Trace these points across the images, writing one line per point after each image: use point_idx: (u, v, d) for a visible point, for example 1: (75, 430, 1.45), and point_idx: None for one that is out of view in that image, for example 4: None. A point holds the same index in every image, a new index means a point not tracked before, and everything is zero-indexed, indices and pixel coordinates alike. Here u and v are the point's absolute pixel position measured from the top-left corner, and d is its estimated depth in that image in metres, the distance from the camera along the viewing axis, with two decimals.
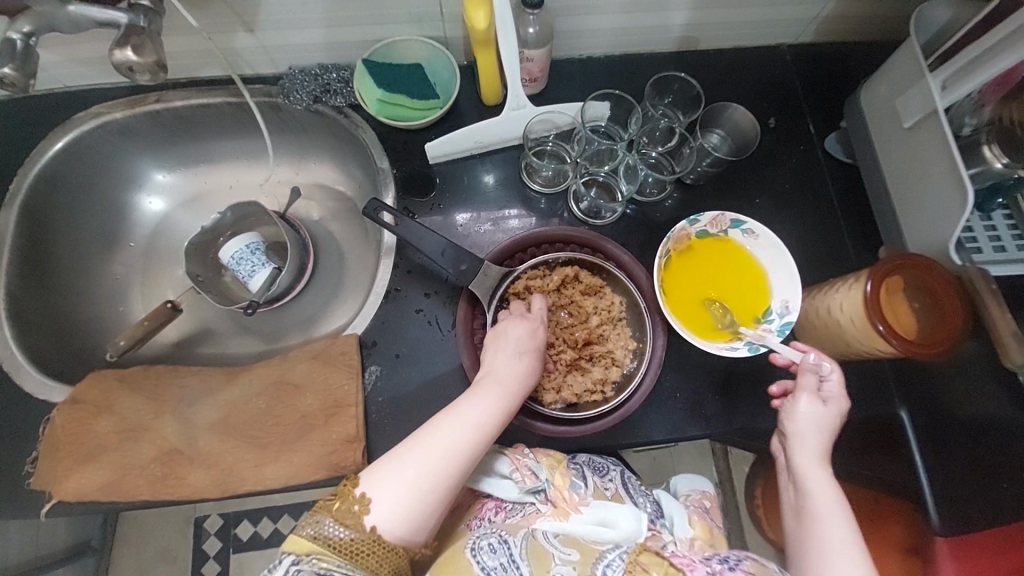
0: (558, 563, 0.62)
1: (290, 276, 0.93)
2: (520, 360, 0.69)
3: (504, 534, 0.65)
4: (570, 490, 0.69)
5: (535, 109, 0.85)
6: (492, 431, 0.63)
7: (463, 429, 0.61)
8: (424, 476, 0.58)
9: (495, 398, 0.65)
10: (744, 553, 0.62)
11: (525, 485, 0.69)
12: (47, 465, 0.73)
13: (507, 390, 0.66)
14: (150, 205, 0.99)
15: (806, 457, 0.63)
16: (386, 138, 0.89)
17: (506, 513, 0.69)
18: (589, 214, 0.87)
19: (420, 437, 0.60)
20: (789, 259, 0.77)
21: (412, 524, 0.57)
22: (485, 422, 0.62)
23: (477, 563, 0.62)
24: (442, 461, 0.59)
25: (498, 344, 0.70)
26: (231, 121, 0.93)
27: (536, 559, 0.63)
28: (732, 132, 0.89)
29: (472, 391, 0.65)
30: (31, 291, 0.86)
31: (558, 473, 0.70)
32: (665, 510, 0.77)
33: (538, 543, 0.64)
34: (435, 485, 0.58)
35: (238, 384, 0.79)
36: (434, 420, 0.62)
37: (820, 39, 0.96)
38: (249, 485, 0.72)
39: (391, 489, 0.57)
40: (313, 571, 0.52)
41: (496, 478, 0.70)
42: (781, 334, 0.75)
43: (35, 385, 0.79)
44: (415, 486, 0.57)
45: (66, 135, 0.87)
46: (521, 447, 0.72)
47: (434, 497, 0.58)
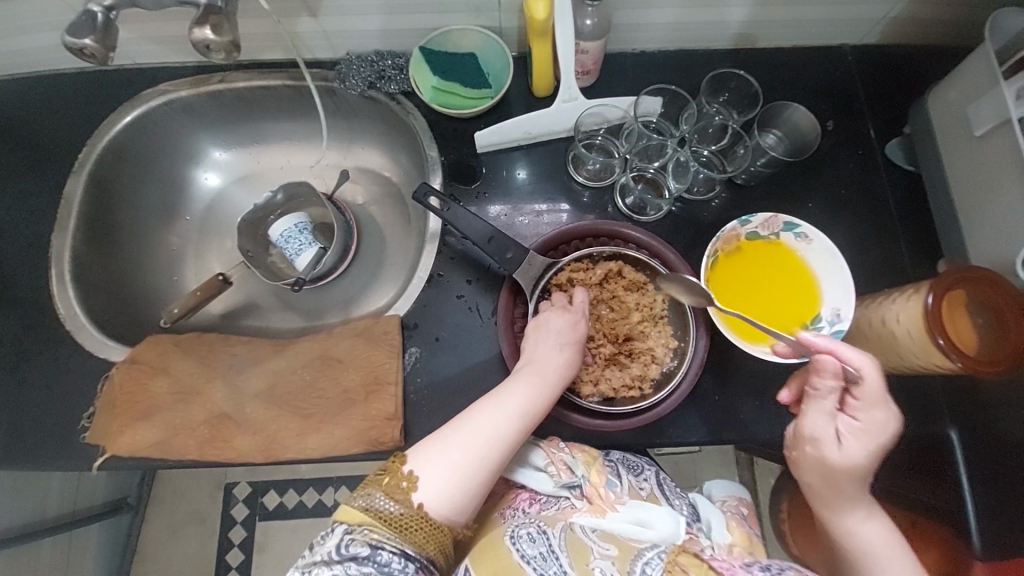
0: (597, 557, 0.62)
1: (334, 256, 0.96)
2: (561, 350, 0.69)
3: (543, 525, 0.66)
4: (605, 488, 0.70)
5: (587, 102, 0.84)
6: (534, 418, 0.64)
7: (506, 415, 0.62)
8: (469, 458, 0.59)
9: (538, 386, 0.65)
10: (786, 562, 0.60)
11: (560, 479, 0.69)
12: (105, 419, 0.78)
13: (550, 379, 0.66)
14: (206, 181, 1.03)
15: (828, 508, 0.61)
16: (436, 125, 0.90)
17: (541, 505, 0.70)
18: (634, 210, 0.86)
19: (466, 420, 0.61)
20: (844, 266, 0.74)
21: (456, 503, 0.58)
22: (529, 409, 0.63)
23: (516, 550, 0.62)
24: (487, 445, 0.60)
25: (540, 334, 0.70)
26: (287, 103, 0.96)
27: (574, 552, 0.63)
28: (787, 133, 0.87)
29: (515, 378, 0.66)
30: (95, 256, 0.91)
31: (594, 470, 0.71)
32: (701, 514, 0.75)
33: (576, 536, 0.65)
34: (480, 467, 0.59)
35: (283, 356, 0.81)
36: (478, 403, 0.63)
37: (886, 40, 0.92)
38: (290, 454, 0.74)
39: (438, 469, 0.58)
40: (364, 541, 0.54)
41: (531, 469, 0.70)
42: (831, 343, 0.73)
43: (96, 344, 0.83)
44: (462, 468, 0.58)
45: (135, 110, 0.92)
46: (555, 441, 0.72)
47: (479, 479, 0.59)
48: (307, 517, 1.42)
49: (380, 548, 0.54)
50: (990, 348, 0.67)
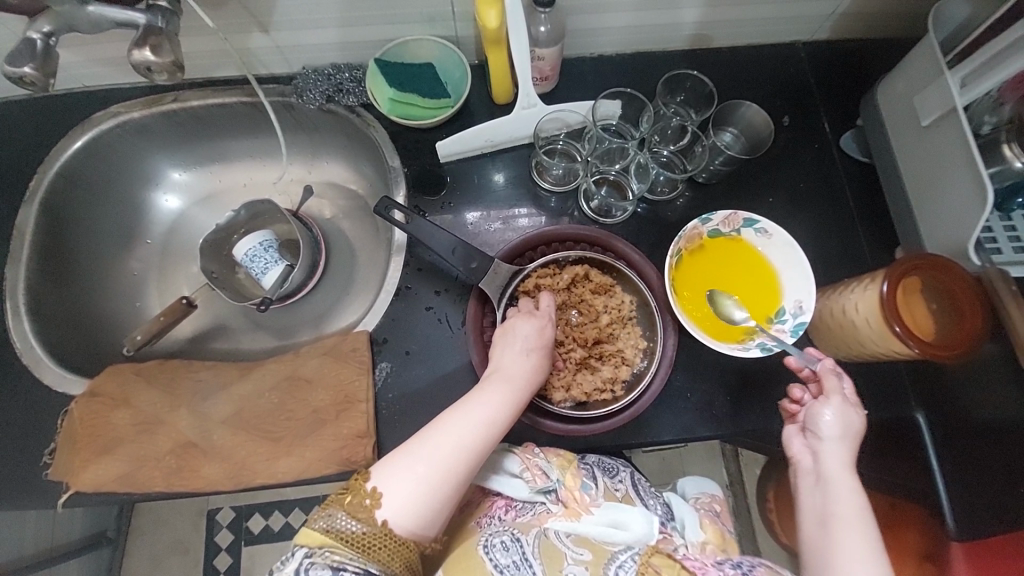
0: (570, 563, 0.66)
1: (302, 273, 0.95)
2: (528, 357, 0.69)
3: (517, 532, 0.67)
4: (580, 491, 0.70)
5: (547, 108, 0.85)
6: (501, 427, 0.63)
7: (472, 425, 0.61)
8: (435, 471, 0.58)
9: (504, 394, 0.65)
10: (758, 560, 0.66)
11: (535, 484, 0.69)
12: (66, 456, 0.75)
13: (517, 386, 0.66)
14: (166, 203, 1.01)
15: (834, 463, 0.62)
16: (398, 137, 0.89)
17: (517, 511, 0.70)
18: (600, 213, 0.86)
19: (431, 432, 0.60)
20: (803, 259, 0.75)
21: (421, 518, 0.57)
22: (496, 418, 0.63)
23: (490, 560, 0.65)
24: (453, 456, 0.59)
25: (506, 341, 0.70)
26: (246, 121, 0.94)
27: (548, 558, 0.66)
28: (745, 130, 0.88)
29: (481, 388, 0.65)
30: (50, 286, 0.88)
31: (569, 474, 0.70)
32: (676, 513, 0.77)
33: (550, 542, 0.67)
34: (445, 481, 0.59)
35: (251, 379, 0.79)
36: (443, 415, 0.62)
37: (835, 36, 0.94)
38: (261, 479, 0.72)
39: (403, 483, 0.57)
40: (325, 564, 0.53)
41: (506, 476, 0.70)
42: (795, 335, 0.74)
43: (53, 377, 0.81)
44: (427, 482, 0.58)
45: (86, 134, 0.89)
46: (531, 446, 0.72)
47: (446, 491, 0.59)
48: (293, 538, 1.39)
49: (342, 570, 0.53)
50: (944, 333, 0.69)
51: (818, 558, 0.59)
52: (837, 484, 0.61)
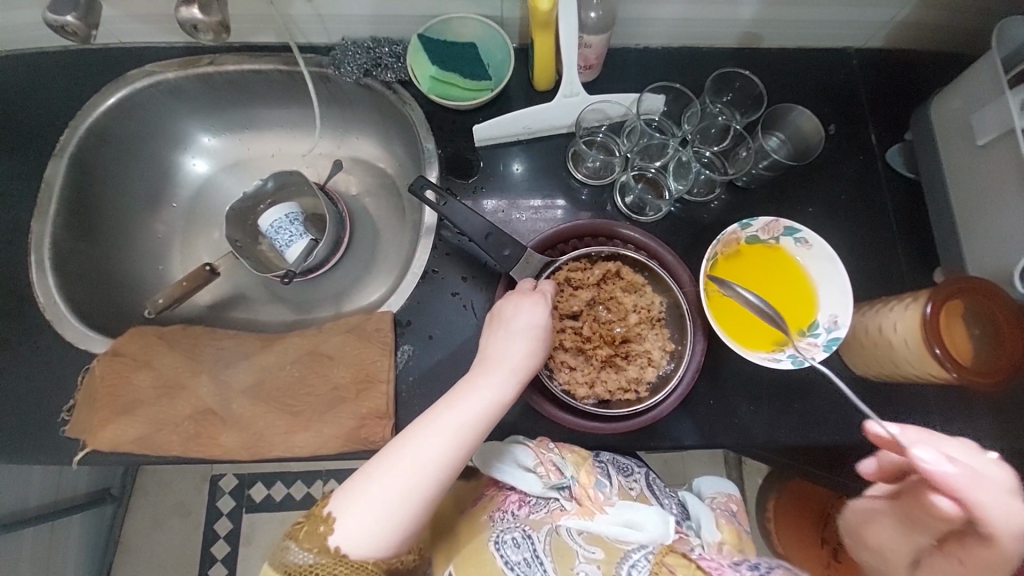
0: (583, 561, 0.63)
1: (326, 249, 0.94)
2: (511, 358, 0.66)
3: (528, 529, 0.66)
4: (594, 489, 0.69)
5: (589, 98, 0.83)
6: (468, 440, 0.61)
7: (433, 441, 0.60)
8: (392, 492, 0.58)
9: (470, 406, 0.62)
10: (775, 560, 0.60)
11: (549, 480, 0.69)
12: (86, 413, 0.75)
13: (488, 393, 0.64)
14: (194, 167, 1.00)
15: None
16: (434, 117, 0.88)
17: (530, 507, 0.70)
18: (633, 209, 0.85)
19: (386, 454, 0.59)
20: (842, 272, 0.74)
21: (382, 539, 0.57)
22: (461, 432, 0.61)
23: (500, 556, 0.63)
24: (412, 475, 0.58)
25: (498, 335, 0.68)
26: (280, 89, 0.93)
27: (560, 556, 0.63)
28: (790, 135, 0.86)
29: (445, 399, 0.63)
30: (76, 243, 0.87)
31: (583, 470, 0.70)
32: (690, 512, 0.77)
33: (562, 540, 0.65)
34: (405, 499, 0.58)
35: (272, 352, 0.79)
36: (403, 432, 0.61)
37: (890, 44, 0.91)
38: (277, 452, 0.72)
39: (356, 511, 0.57)
40: None
41: (520, 470, 0.70)
42: (828, 349, 0.72)
43: (76, 334, 0.80)
44: (381, 506, 0.57)
45: (120, 91, 0.88)
46: (545, 442, 0.72)
47: (406, 513, 0.58)
48: (294, 510, 1.40)
49: None
50: (985, 359, 0.67)
51: None
52: None
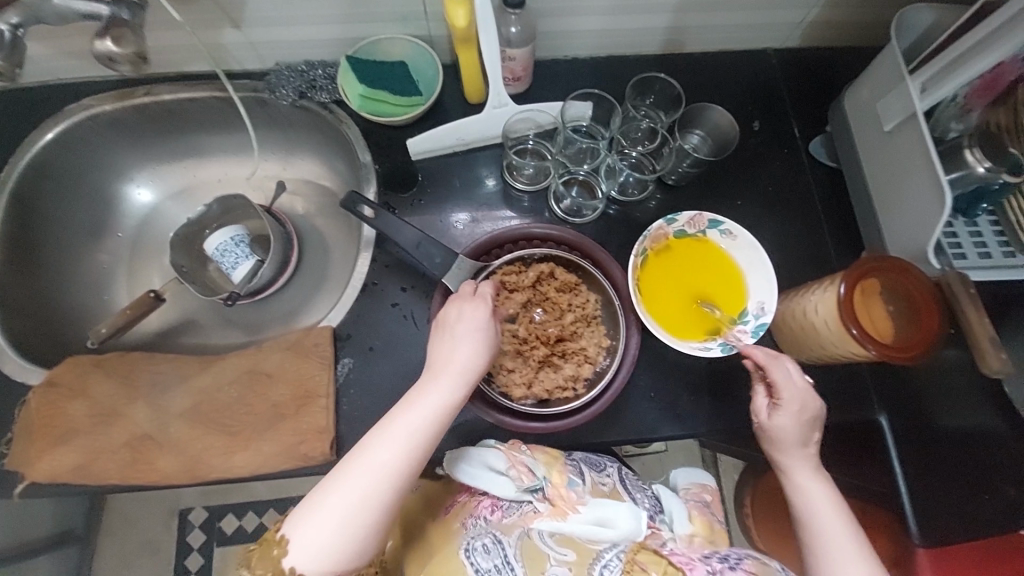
0: (553, 564, 0.65)
1: (272, 269, 0.95)
2: (465, 354, 0.67)
3: (499, 534, 0.68)
4: (567, 489, 0.70)
5: (516, 107, 0.85)
6: (424, 445, 0.62)
7: (388, 450, 0.60)
8: (347, 507, 0.58)
9: (424, 410, 0.63)
10: (744, 552, 0.65)
11: (522, 483, 0.69)
12: (17, 448, 0.72)
13: (439, 396, 0.64)
14: (138, 197, 1.01)
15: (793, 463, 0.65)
16: (369, 134, 0.90)
17: (502, 512, 0.70)
18: (570, 213, 0.87)
19: (339, 472, 0.58)
20: (766, 260, 0.76)
21: (342, 553, 0.57)
22: (415, 439, 0.61)
23: (470, 564, 0.65)
24: (363, 487, 0.58)
25: (445, 338, 0.68)
26: (221, 116, 0.95)
27: (531, 559, 0.66)
28: (712, 133, 0.88)
29: (400, 405, 0.64)
30: (15, 278, 0.86)
31: (556, 471, 0.71)
32: (665, 506, 0.79)
33: (534, 543, 0.67)
34: (362, 513, 0.58)
35: (212, 373, 0.78)
36: (356, 446, 0.61)
37: (806, 44, 0.95)
38: (217, 473, 0.71)
39: (311, 529, 0.57)
40: None
41: (492, 475, 0.70)
42: (756, 335, 0.74)
43: (12, 368, 0.78)
44: (337, 521, 0.57)
45: (58, 126, 0.89)
46: (517, 444, 0.73)
47: (364, 525, 0.58)
48: None
49: None
50: (902, 335, 0.68)
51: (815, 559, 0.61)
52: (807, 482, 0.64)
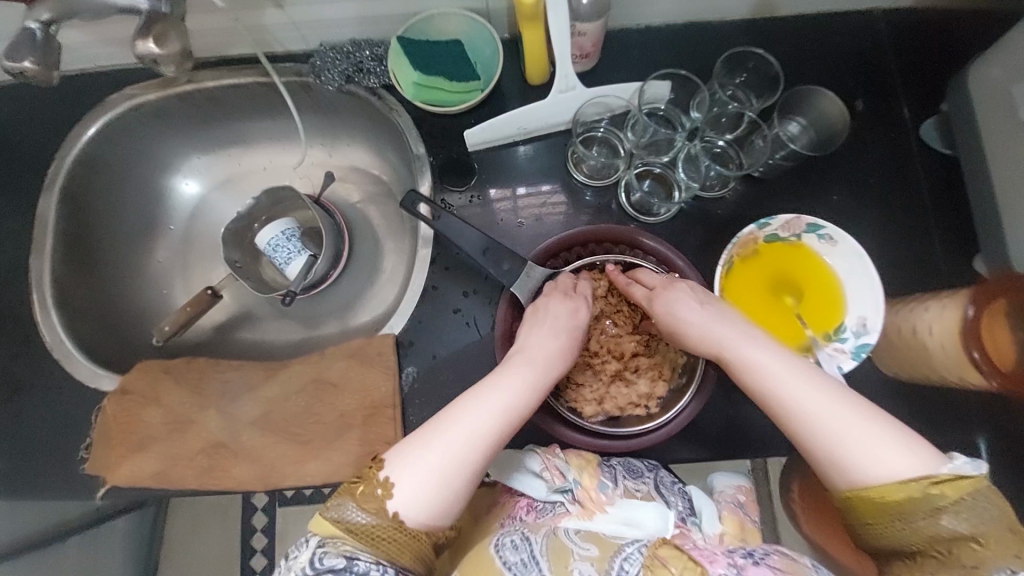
0: (577, 560, 0.60)
1: (326, 263, 0.93)
2: (557, 337, 0.66)
3: (527, 532, 0.63)
4: (598, 490, 0.67)
5: (587, 91, 0.76)
6: (519, 416, 0.60)
7: (487, 413, 0.58)
8: (449, 460, 0.56)
9: (526, 378, 0.62)
10: (771, 547, 0.59)
11: (553, 484, 0.68)
12: (100, 451, 0.75)
13: (537, 368, 0.63)
14: (185, 189, 0.97)
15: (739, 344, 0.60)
16: (423, 123, 0.82)
17: (536, 513, 0.67)
18: (640, 209, 0.79)
19: (438, 422, 0.57)
20: (872, 271, 0.68)
21: (437, 507, 0.55)
22: (509, 413, 0.59)
23: (501, 560, 0.60)
24: (463, 450, 0.56)
25: (536, 318, 0.67)
26: (264, 101, 0.90)
27: (555, 557, 0.60)
28: (814, 121, 0.78)
29: (499, 371, 0.62)
30: (77, 278, 0.86)
31: (587, 473, 0.69)
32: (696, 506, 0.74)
33: (559, 541, 0.62)
34: (460, 470, 0.56)
35: (278, 381, 0.78)
36: (457, 403, 0.59)
37: (925, 2, 0.81)
38: (291, 482, 0.72)
39: (410, 474, 0.55)
40: (338, 553, 0.52)
41: (526, 475, 0.69)
42: (855, 357, 0.67)
43: (86, 373, 0.80)
44: (433, 470, 0.55)
45: (101, 118, 0.86)
46: (553, 448, 0.71)
47: (454, 483, 0.56)
48: None
49: (354, 560, 0.52)
50: None
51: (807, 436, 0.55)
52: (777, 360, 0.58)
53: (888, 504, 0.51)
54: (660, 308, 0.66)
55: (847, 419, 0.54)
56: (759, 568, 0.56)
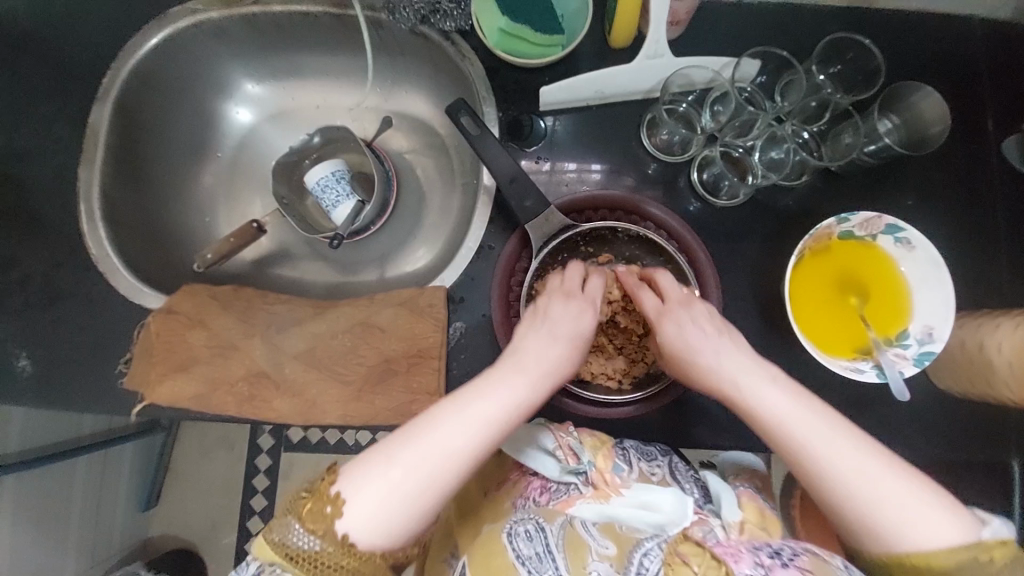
0: (595, 557, 0.56)
1: (373, 211, 0.91)
2: (557, 345, 0.60)
3: (542, 521, 0.60)
4: (611, 474, 0.65)
5: (675, 60, 0.74)
6: (501, 434, 0.53)
7: (463, 431, 0.51)
8: (409, 481, 0.49)
9: (517, 390, 0.55)
10: (800, 546, 0.53)
11: (566, 464, 0.65)
12: (141, 367, 0.74)
13: (530, 380, 0.56)
14: (237, 116, 0.95)
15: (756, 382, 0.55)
16: (496, 74, 0.80)
17: (550, 494, 0.65)
18: (707, 188, 0.77)
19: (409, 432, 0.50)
20: (947, 279, 0.67)
21: (392, 531, 0.49)
22: (488, 431, 0.52)
23: (512, 549, 0.57)
24: (441, 467, 0.50)
25: (535, 324, 0.62)
26: (329, 34, 0.87)
27: (571, 549, 0.57)
28: (909, 120, 0.74)
29: (488, 376, 0.56)
30: (125, 193, 0.85)
31: (600, 454, 0.67)
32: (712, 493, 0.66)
33: (574, 532, 0.59)
34: (424, 493, 0.50)
35: (324, 320, 0.77)
36: (430, 413, 0.52)
37: None
38: (330, 419, 0.72)
39: (368, 490, 0.49)
40: None
41: (536, 451, 0.66)
42: (917, 363, 0.67)
43: (129, 290, 0.79)
44: (398, 489, 0.49)
45: (163, 31, 0.83)
46: (566, 425, 0.69)
47: (416, 505, 0.49)
48: None
49: None
50: None
51: (839, 494, 0.50)
52: (805, 409, 0.53)
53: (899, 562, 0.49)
54: (668, 330, 0.62)
55: (890, 486, 0.49)
56: (787, 570, 0.50)
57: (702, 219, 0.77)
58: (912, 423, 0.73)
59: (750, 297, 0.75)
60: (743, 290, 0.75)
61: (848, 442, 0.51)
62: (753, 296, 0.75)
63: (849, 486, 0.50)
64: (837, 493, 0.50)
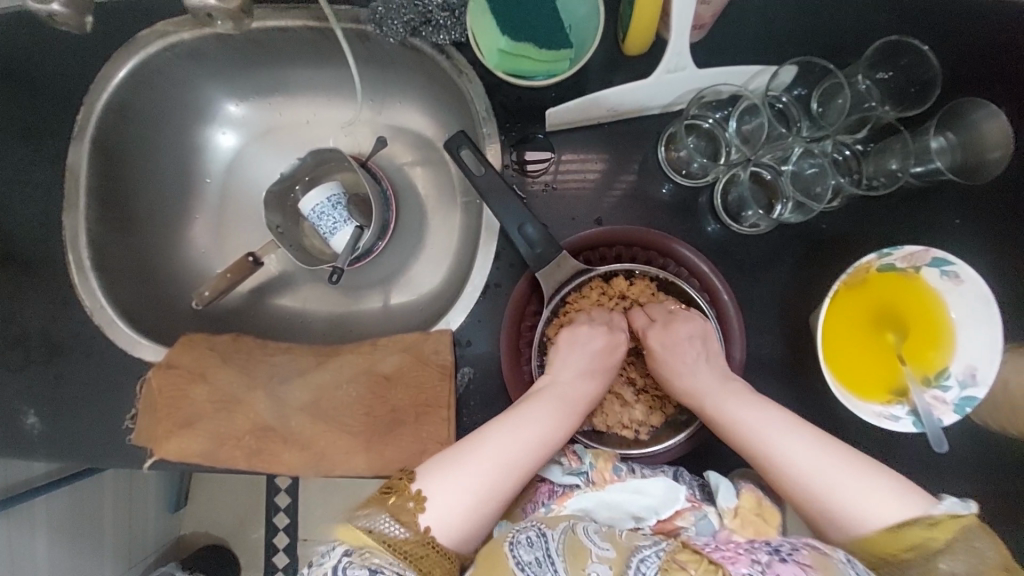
0: (596, 560, 0.51)
1: (374, 235, 0.86)
2: (587, 377, 0.65)
3: (544, 525, 0.53)
4: (612, 474, 0.62)
5: (698, 72, 0.66)
6: (549, 447, 0.59)
7: (518, 442, 0.58)
8: (475, 485, 0.55)
9: (558, 412, 0.61)
10: (800, 540, 0.51)
11: (568, 465, 0.63)
12: (146, 423, 0.73)
13: (570, 404, 0.62)
14: (222, 140, 0.89)
15: (725, 394, 0.62)
16: (495, 93, 0.72)
17: (553, 496, 0.61)
18: (731, 211, 0.70)
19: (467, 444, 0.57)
20: (997, 318, 0.61)
21: (466, 529, 0.54)
22: (534, 447, 0.58)
23: (512, 557, 0.50)
24: (499, 473, 0.56)
25: (568, 349, 0.66)
26: (312, 49, 0.79)
27: (572, 554, 0.51)
28: (965, 141, 0.65)
29: (534, 399, 0.62)
30: (113, 236, 0.80)
31: (602, 457, 0.64)
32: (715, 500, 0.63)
33: (577, 537, 0.52)
34: (492, 494, 0.55)
35: (328, 368, 0.75)
36: (483, 430, 0.59)
37: None
38: (341, 473, 0.70)
39: (442, 490, 0.54)
40: (364, 565, 0.48)
41: None
42: (958, 410, 0.62)
43: (127, 341, 0.76)
44: (468, 487, 0.54)
45: (133, 58, 0.76)
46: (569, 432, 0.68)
47: (480, 507, 0.54)
48: None
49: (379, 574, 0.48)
50: None
51: (804, 488, 0.55)
52: (772, 416, 0.58)
53: (884, 557, 0.51)
54: (653, 344, 0.67)
55: (860, 482, 0.53)
56: (787, 565, 0.48)
57: (726, 248, 0.71)
58: (958, 466, 0.68)
59: (778, 332, 0.70)
60: (770, 325, 0.70)
61: (813, 444, 0.56)
62: (781, 331, 0.69)
63: (811, 477, 0.55)
64: (797, 489, 0.55)
